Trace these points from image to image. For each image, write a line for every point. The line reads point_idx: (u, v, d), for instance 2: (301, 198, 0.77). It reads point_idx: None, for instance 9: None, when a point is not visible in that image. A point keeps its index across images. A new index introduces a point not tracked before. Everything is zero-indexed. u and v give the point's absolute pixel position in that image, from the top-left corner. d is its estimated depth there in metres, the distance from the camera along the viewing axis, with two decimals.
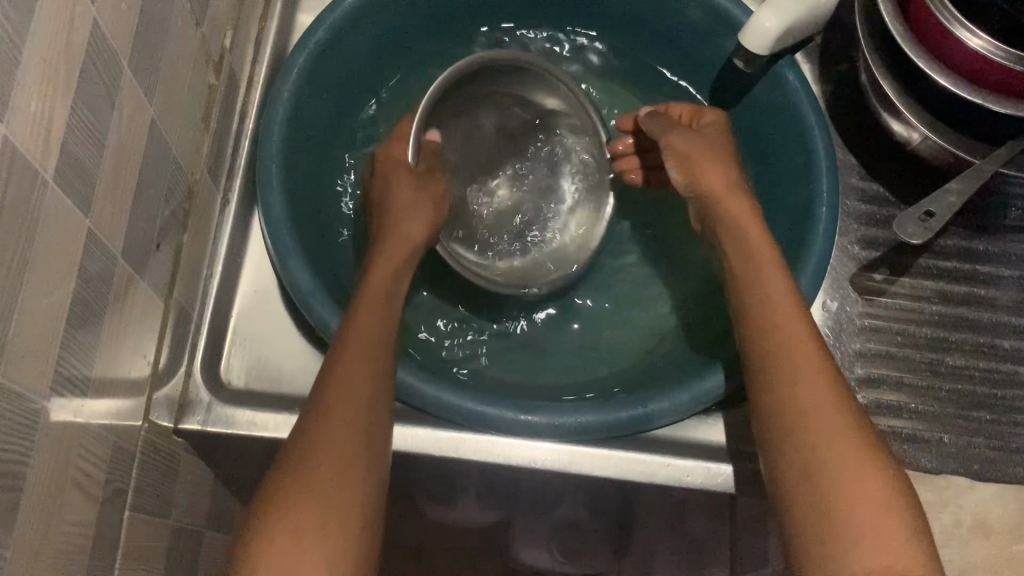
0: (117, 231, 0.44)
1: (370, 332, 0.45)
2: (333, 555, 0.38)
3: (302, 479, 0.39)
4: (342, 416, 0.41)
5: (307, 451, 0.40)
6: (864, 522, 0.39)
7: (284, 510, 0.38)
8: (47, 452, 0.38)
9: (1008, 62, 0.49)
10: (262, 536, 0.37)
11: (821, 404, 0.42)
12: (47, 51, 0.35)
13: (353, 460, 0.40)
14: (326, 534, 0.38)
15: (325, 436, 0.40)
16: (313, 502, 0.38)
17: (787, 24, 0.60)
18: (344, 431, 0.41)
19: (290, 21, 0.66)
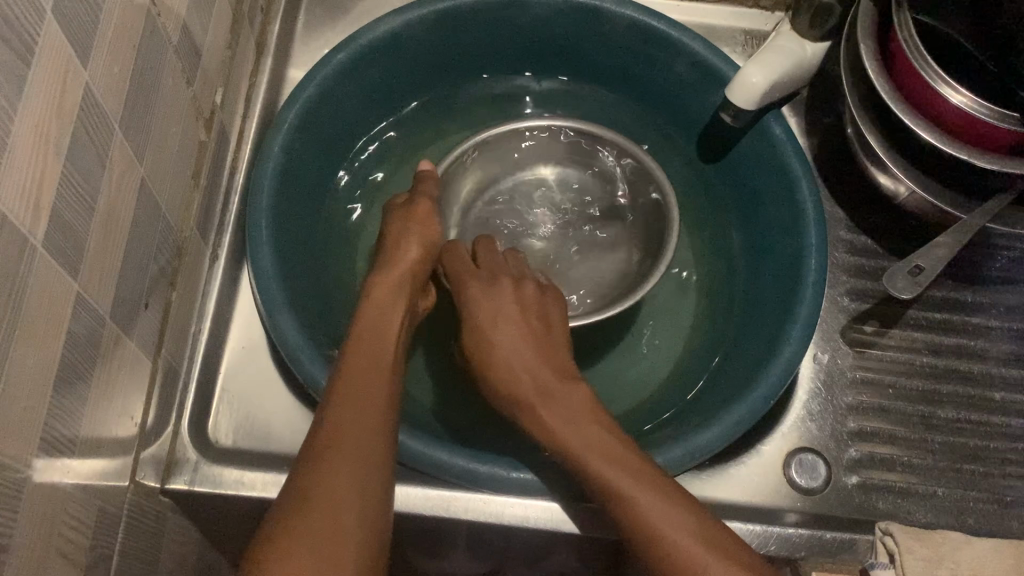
0: (107, 291, 0.43)
1: (358, 380, 0.44)
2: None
3: (292, 523, 0.36)
4: (335, 459, 0.39)
5: (298, 497, 0.37)
6: None
7: (273, 550, 0.35)
8: (32, 520, 0.37)
9: (992, 118, 0.51)
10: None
11: (676, 544, 0.39)
12: (39, 118, 0.35)
13: (347, 503, 0.37)
14: None
15: (325, 484, 0.37)
16: (306, 541, 0.35)
17: (773, 80, 0.61)
18: (340, 477, 0.38)
19: (279, 76, 0.67)
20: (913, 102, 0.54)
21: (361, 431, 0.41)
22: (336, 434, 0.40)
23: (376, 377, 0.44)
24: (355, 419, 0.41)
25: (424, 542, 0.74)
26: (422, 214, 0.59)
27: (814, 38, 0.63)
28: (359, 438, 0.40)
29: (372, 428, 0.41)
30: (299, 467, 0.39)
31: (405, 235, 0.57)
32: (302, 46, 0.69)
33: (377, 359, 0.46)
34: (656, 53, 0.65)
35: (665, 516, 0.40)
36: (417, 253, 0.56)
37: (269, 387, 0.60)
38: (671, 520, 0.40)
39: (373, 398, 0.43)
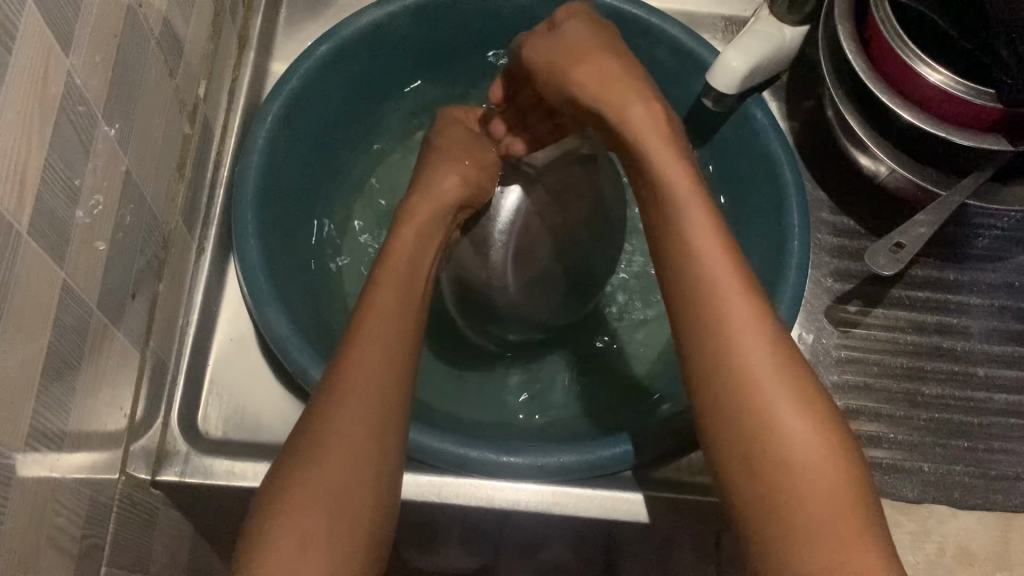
0: (93, 281, 0.43)
1: (391, 320, 0.44)
2: (340, 561, 0.36)
3: (303, 482, 0.37)
4: (352, 406, 0.39)
5: (313, 448, 0.38)
6: (802, 492, 0.37)
7: (289, 514, 0.37)
8: (22, 507, 0.37)
9: (968, 95, 0.51)
10: (258, 547, 0.36)
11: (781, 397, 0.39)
12: (22, 105, 0.35)
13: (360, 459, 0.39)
14: (333, 538, 0.37)
15: (337, 431, 0.39)
16: (322, 504, 0.37)
17: (753, 63, 0.62)
18: (355, 425, 0.39)
19: (263, 70, 0.67)
20: (891, 83, 0.54)
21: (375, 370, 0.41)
22: (356, 382, 0.40)
23: (390, 324, 0.44)
24: (377, 361, 0.41)
25: (415, 535, 0.74)
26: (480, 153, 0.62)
27: (793, 22, 0.64)
28: (376, 385, 0.40)
29: (389, 363, 0.42)
30: (318, 400, 0.40)
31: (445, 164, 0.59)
32: (284, 40, 0.70)
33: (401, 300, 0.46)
34: (638, 41, 0.66)
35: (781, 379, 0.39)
36: (457, 183, 0.57)
37: (258, 379, 0.60)
38: (748, 343, 0.39)
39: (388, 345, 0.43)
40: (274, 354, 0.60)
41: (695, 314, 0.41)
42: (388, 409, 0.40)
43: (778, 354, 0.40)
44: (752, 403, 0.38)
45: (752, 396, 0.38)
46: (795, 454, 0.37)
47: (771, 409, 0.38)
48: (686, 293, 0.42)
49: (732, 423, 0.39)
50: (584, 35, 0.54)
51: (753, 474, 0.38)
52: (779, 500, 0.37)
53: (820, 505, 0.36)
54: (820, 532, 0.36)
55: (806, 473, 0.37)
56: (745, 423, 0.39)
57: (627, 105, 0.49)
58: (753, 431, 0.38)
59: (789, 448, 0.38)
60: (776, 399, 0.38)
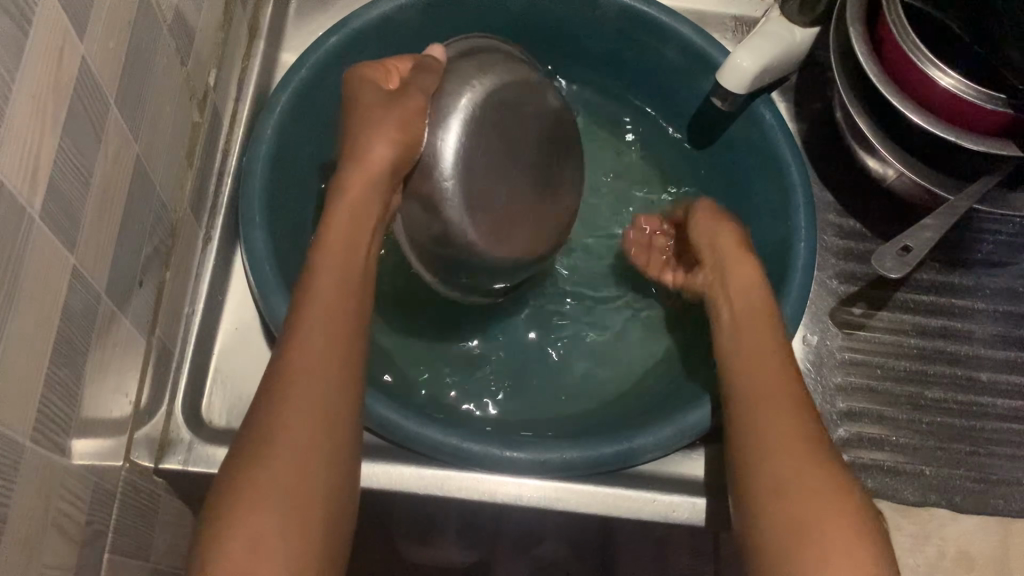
0: (102, 267, 0.43)
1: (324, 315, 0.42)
2: (295, 554, 0.36)
3: (250, 480, 0.37)
4: (294, 408, 0.39)
5: (258, 449, 0.38)
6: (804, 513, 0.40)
7: (237, 514, 0.36)
8: (29, 491, 0.37)
9: (978, 100, 0.51)
10: (210, 548, 0.36)
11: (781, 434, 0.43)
12: (36, 90, 0.35)
13: (309, 459, 0.38)
14: (282, 535, 0.36)
15: (281, 430, 0.38)
16: (271, 504, 0.37)
17: (763, 64, 0.62)
18: (297, 424, 0.39)
19: (272, 60, 0.67)
20: (902, 86, 0.54)
21: (315, 369, 0.40)
22: (303, 377, 0.39)
23: (337, 313, 0.42)
24: (320, 359, 0.40)
25: (413, 527, 0.74)
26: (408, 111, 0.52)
27: (803, 23, 0.64)
28: (321, 379, 0.40)
29: (328, 359, 0.41)
30: (261, 394, 0.40)
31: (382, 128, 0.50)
32: (294, 30, 0.70)
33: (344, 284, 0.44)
34: (648, 40, 0.66)
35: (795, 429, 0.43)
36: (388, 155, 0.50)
37: (262, 369, 0.60)
38: (783, 423, 0.44)
39: (330, 334, 0.42)
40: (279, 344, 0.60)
41: (752, 401, 0.46)
42: (331, 402, 0.40)
43: (809, 429, 0.44)
44: (788, 466, 0.42)
45: (788, 463, 0.42)
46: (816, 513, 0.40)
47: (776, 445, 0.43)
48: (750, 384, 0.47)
49: (769, 488, 0.42)
50: (716, 230, 0.58)
51: (764, 502, 0.42)
52: (790, 527, 0.40)
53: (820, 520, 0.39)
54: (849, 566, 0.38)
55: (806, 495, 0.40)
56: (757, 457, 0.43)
57: (728, 300, 0.54)
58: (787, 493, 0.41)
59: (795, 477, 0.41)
60: (803, 461, 0.42)
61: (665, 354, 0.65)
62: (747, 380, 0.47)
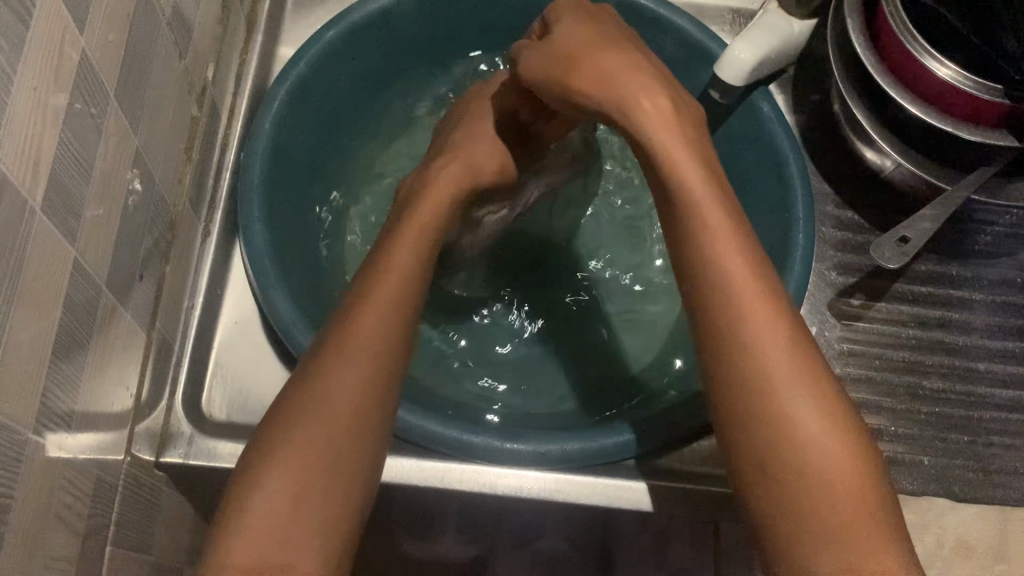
0: (102, 259, 0.43)
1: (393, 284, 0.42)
2: (330, 514, 0.37)
3: (300, 432, 0.38)
4: (354, 369, 0.39)
5: (311, 401, 0.38)
6: (818, 488, 0.36)
7: (283, 464, 0.37)
8: (31, 486, 0.37)
9: (977, 91, 0.51)
10: (248, 493, 0.36)
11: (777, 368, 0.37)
12: (37, 82, 0.35)
13: (360, 423, 0.38)
14: (320, 495, 0.37)
15: (338, 388, 0.38)
16: (314, 460, 0.37)
17: (760, 55, 0.62)
18: (353, 386, 0.39)
19: (270, 54, 0.67)
20: (901, 77, 0.54)
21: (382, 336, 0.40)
22: (369, 345, 0.39)
23: (406, 284, 0.42)
24: (385, 327, 0.40)
25: (412, 521, 0.74)
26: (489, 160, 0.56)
27: (801, 15, 0.63)
28: (385, 348, 0.40)
29: (394, 324, 0.41)
30: (328, 345, 0.40)
31: (486, 145, 0.56)
32: (292, 24, 0.70)
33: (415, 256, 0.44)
34: (646, 33, 0.66)
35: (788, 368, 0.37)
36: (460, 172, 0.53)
37: (261, 362, 0.60)
38: (769, 350, 0.37)
39: (402, 304, 0.42)
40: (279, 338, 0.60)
41: (712, 301, 0.39)
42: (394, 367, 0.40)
43: (797, 345, 0.38)
44: (773, 399, 0.37)
45: (770, 396, 0.37)
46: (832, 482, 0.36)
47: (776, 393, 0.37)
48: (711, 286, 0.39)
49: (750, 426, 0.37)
50: (611, 33, 0.49)
51: (764, 466, 0.37)
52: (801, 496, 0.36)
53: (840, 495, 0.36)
54: (844, 530, 0.35)
55: (820, 464, 0.36)
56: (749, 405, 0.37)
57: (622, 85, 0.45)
58: (774, 436, 0.37)
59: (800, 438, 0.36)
60: (795, 395, 0.37)
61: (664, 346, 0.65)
62: (712, 277, 0.39)
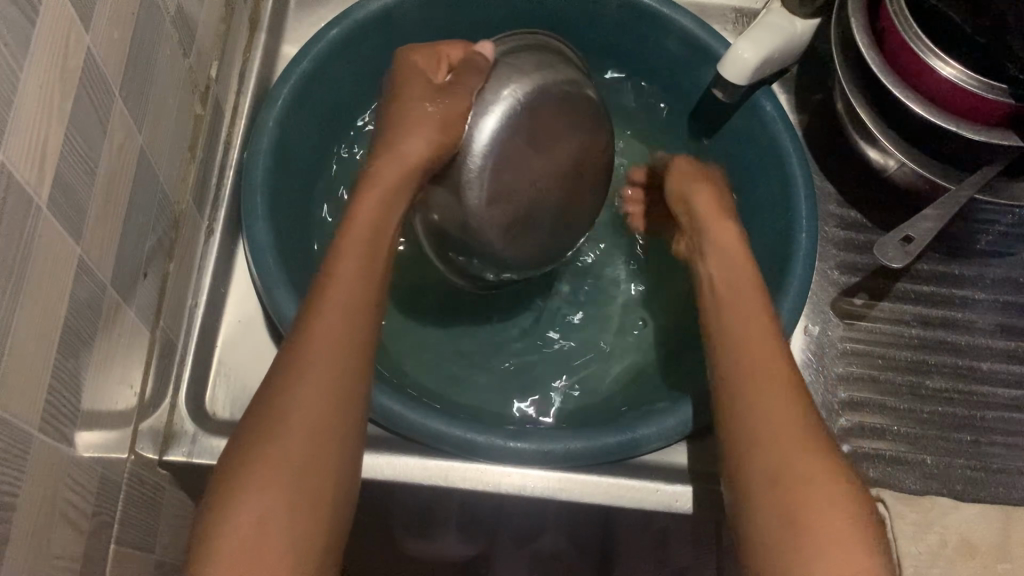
0: (107, 257, 0.43)
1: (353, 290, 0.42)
2: (303, 534, 0.37)
3: (264, 456, 0.37)
4: (309, 388, 0.39)
5: (269, 427, 0.38)
6: (797, 488, 0.39)
7: (249, 490, 0.37)
8: (37, 483, 0.37)
9: (980, 90, 0.51)
10: (216, 522, 0.36)
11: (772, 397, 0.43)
12: (43, 79, 0.35)
13: (326, 444, 0.38)
14: (293, 517, 0.37)
15: (298, 409, 0.38)
16: (282, 484, 0.37)
17: (764, 54, 0.62)
18: (315, 404, 0.39)
19: (273, 53, 0.67)
20: (902, 76, 0.54)
21: (339, 348, 0.40)
22: (323, 359, 0.39)
23: (359, 292, 0.42)
24: (339, 340, 0.40)
25: (414, 520, 0.74)
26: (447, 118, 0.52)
27: (804, 15, 0.64)
28: (339, 362, 0.40)
29: (349, 340, 0.40)
30: (281, 368, 0.40)
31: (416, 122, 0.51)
32: (295, 22, 0.70)
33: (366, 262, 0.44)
34: (649, 32, 0.66)
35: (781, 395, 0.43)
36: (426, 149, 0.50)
37: (264, 360, 0.60)
38: (770, 386, 0.43)
39: (348, 312, 0.41)
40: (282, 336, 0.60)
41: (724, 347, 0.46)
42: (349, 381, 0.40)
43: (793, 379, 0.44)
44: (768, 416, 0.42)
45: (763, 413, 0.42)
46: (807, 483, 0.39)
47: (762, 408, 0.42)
48: (733, 345, 0.46)
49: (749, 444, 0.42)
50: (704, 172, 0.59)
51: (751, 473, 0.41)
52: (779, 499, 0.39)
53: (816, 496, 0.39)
54: (827, 538, 0.38)
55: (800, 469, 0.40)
56: (741, 419, 0.43)
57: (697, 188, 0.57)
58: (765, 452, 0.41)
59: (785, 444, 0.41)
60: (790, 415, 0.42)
61: (667, 345, 0.65)
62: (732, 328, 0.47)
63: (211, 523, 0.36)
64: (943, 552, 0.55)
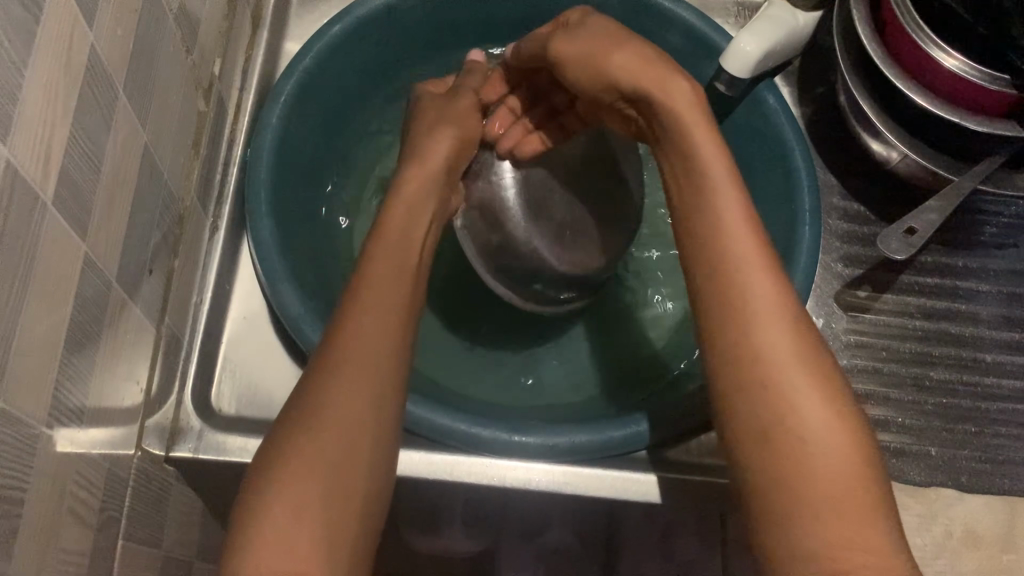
0: (113, 254, 0.44)
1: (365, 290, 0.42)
2: (334, 522, 0.37)
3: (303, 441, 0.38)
4: (351, 378, 0.39)
5: (309, 413, 0.38)
6: (799, 449, 0.37)
7: (285, 474, 0.37)
8: (44, 480, 0.37)
9: (982, 81, 0.51)
10: (254, 504, 0.37)
11: (767, 340, 0.39)
12: (48, 77, 0.35)
13: (362, 433, 0.39)
14: (325, 503, 0.37)
15: (338, 396, 0.39)
16: (317, 469, 0.37)
17: (766, 47, 0.62)
18: (355, 394, 0.39)
19: (276, 50, 0.67)
20: (905, 68, 0.54)
21: (383, 346, 0.41)
22: (363, 353, 0.40)
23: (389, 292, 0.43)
24: (372, 336, 0.41)
25: (419, 516, 0.74)
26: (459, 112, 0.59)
27: (804, 6, 0.64)
28: (381, 361, 0.40)
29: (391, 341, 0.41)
30: (320, 361, 0.40)
31: (438, 126, 0.57)
32: (298, 20, 0.70)
33: (400, 270, 0.45)
34: (651, 26, 0.66)
35: (783, 342, 0.39)
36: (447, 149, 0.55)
37: (270, 356, 0.60)
38: (768, 329, 0.39)
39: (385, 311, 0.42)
40: (287, 332, 0.60)
41: (714, 293, 0.41)
42: (386, 376, 0.40)
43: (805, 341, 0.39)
44: (779, 381, 0.38)
45: (767, 369, 0.38)
46: (814, 444, 0.37)
47: (774, 356, 0.39)
48: (699, 255, 0.42)
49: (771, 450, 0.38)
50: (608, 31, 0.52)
51: (748, 423, 0.39)
52: (777, 456, 0.37)
53: (821, 463, 0.37)
54: (829, 508, 0.36)
55: (802, 422, 0.37)
56: (733, 359, 0.39)
57: (669, 82, 0.47)
58: (776, 441, 0.38)
59: (785, 394, 0.38)
60: (798, 386, 0.38)
61: (672, 340, 0.65)
62: (748, 288, 0.40)
63: (247, 507, 0.37)
64: (949, 544, 0.57)
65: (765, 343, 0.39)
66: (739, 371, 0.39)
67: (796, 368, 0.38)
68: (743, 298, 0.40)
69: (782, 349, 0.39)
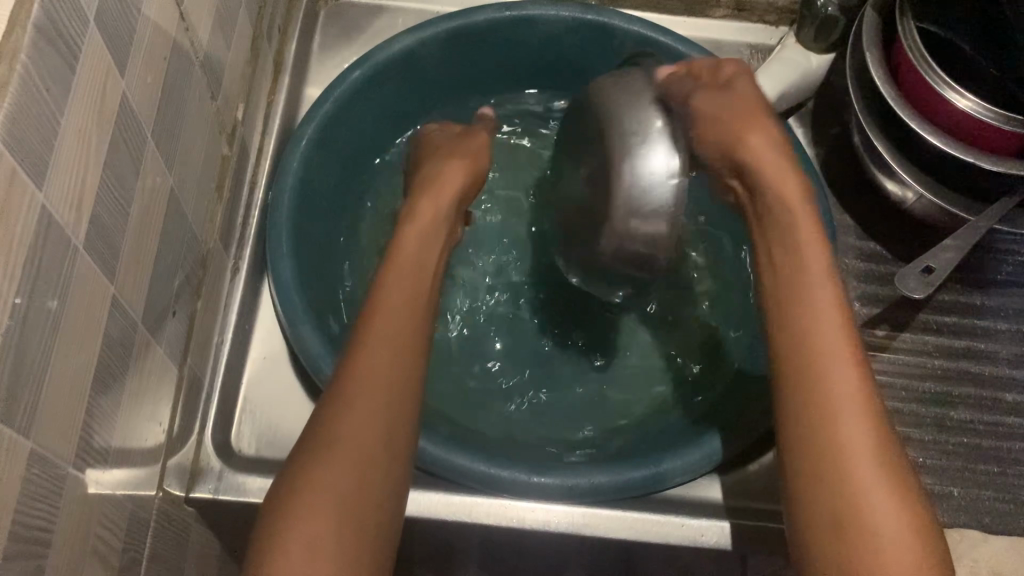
0: (138, 297, 0.44)
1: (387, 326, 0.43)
2: (348, 559, 0.37)
3: (309, 483, 0.38)
4: (360, 413, 0.39)
5: (319, 451, 0.38)
6: (856, 501, 0.37)
7: (294, 519, 0.37)
8: (70, 520, 0.38)
9: (996, 121, 0.51)
10: (270, 547, 0.36)
11: (834, 395, 0.39)
12: (81, 125, 0.36)
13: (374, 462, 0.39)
14: (342, 540, 0.37)
15: (347, 429, 0.39)
16: (328, 511, 0.37)
17: (779, 89, 0.63)
18: (365, 427, 0.39)
19: (297, 96, 0.69)
20: (920, 109, 0.55)
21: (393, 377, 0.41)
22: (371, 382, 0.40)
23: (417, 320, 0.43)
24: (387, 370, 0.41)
25: (434, 558, 0.74)
26: (472, 152, 0.60)
27: (818, 50, 0.65)
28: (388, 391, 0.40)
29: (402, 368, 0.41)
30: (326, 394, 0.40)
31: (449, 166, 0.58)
32: (318, 66, 0.71)
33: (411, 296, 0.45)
34: None
35: (845, 395, 0.39)
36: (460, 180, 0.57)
37: (290, 397, 0.61)
38: (828, 375, 0.40)
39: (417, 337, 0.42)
40: (307, 372, 0.60)
41: (798, 370, 0.41)
42: (393, 415, 0.40)
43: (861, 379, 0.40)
44: (830, 423, 0.39)
45: (825, 419, 0.39)
46: (867, 496, 0.37)
47: (831, 409, 0.39)
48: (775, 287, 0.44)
49: (828, 489, 0.38)
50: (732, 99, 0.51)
51: (804, 469, 0.39)
52: (838, 505, 0.37)
53: (875, 516, 0.37)
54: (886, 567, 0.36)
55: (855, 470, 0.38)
56: (799, 407, 0.40)
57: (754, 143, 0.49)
58: (840, 496, 0.38)
59: (843, 446, 0.38)
60: (853, 437, 0.38)
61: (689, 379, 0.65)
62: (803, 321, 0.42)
63: (261, 554, 0.37)
64: None
65: (825, 393, 0.39)
66: (802, 415, 0.40)
67: (853, 413, 0.39)
68: (797, 344, 0.41)
69: (844, 401, 0.39)
